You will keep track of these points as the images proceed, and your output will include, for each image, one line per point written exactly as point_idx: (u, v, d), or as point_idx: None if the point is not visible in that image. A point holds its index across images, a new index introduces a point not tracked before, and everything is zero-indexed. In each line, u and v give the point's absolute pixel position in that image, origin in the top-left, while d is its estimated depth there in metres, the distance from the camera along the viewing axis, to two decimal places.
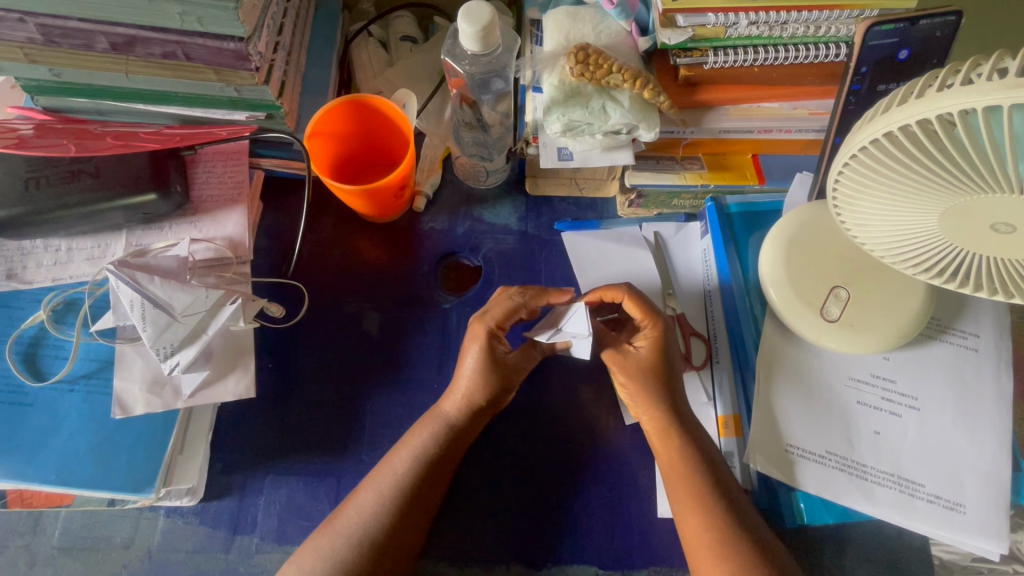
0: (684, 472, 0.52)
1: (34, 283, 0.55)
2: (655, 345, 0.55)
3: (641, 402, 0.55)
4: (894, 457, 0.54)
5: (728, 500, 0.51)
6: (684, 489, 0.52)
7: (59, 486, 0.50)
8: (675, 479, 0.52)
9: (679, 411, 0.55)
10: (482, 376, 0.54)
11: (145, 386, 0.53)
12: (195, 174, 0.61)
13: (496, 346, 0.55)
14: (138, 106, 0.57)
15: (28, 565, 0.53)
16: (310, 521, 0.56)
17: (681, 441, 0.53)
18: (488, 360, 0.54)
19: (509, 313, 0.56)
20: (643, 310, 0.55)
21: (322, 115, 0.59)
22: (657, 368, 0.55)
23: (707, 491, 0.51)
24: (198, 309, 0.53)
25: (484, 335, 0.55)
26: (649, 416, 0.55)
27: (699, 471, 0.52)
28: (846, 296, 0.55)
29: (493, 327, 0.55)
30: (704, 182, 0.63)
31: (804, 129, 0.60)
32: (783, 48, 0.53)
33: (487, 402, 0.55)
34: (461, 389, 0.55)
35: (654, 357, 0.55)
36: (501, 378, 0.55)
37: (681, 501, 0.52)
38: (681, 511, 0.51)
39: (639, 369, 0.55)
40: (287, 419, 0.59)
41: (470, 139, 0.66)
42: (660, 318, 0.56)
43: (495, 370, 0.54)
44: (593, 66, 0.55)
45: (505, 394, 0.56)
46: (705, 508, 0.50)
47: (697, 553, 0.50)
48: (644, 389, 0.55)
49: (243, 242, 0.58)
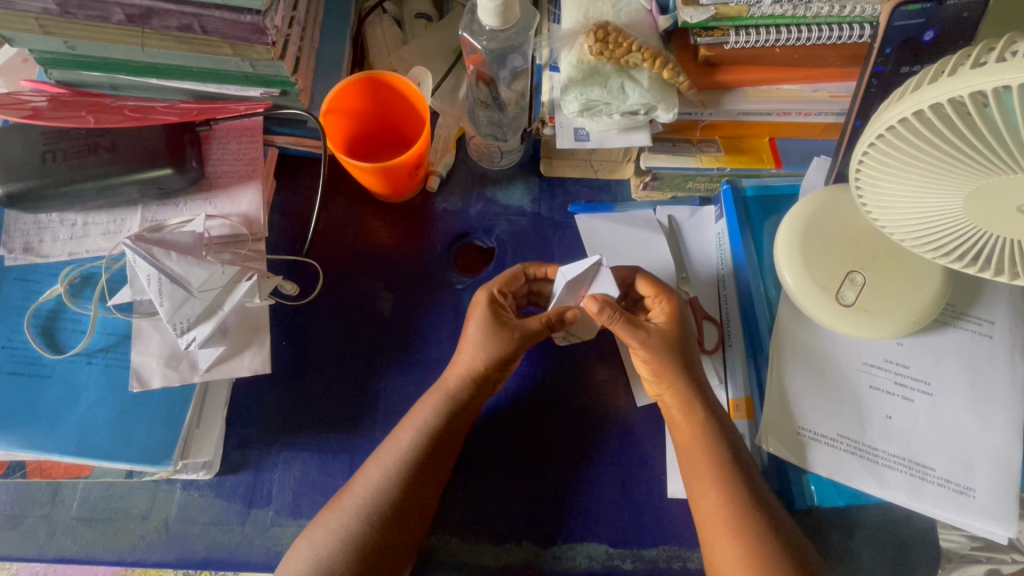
0: (703, 449, 0.52)
1: (51, 256, 0.56)
2: (672, 317, 0.56)
3: (663, 377, 0.55)
4: (905, 440, 0.54)
5: (746, 478, 0.51)
6: (702, 464, 0.52)
7: (78, 457, 0.51)
8: (694, 456, 0.53)
9: (699, 385, 0.55)
10: (485, 342, 0.55)
11: (162, 360, 0.53)
12: (210, 150, 0.60)
13: (497, 311, 0.56)
14: (152, 80, 0.57)
15: (47, 534, 0.54)
16: (324, 495, 0.56)
17: (701, 416, 0.54)
18: (491, 323, 0.55)
19: (509, 279, 0.58)
20: (655, 284, 0.58)
21: (338, 92, 0.58)
22: (675, 341, 0.55)
23: (726, 468, 0.51)
24: (214, 284, 0.53)
25: (486, 301, 0.56)
26: (669, 393, 0.55)
27: (718, 447, 0.52)
28: (862, 280, 0.55)
29: (494, 293, 0.57)
30: (720, 165, 0.63)
31: (823, 112, 0.60)
32: (807, 28, 0.53)
33: (494, 367, 0.55)
34: (465, 353, 0.55)
35: (672, 331, 0.56)
36: (504, 342, 0.55)
37: (698, 476, 0.52)
38: (697, 486, 0.52)
39: (660, 340, 0.55)
40: (301, 395, 0.59)
41: (485, 118, 0.67)
42: (673, 293, 0.57)
43: (496, 332, 0.55)
44: (613, 44, 0.55)
45: (509, 359, 0.56)
46: (722, 485, 0.51)
47: (712, 530, 0.50)
48: (666, 363, 0.54)
49: (258, 219, 0.58)
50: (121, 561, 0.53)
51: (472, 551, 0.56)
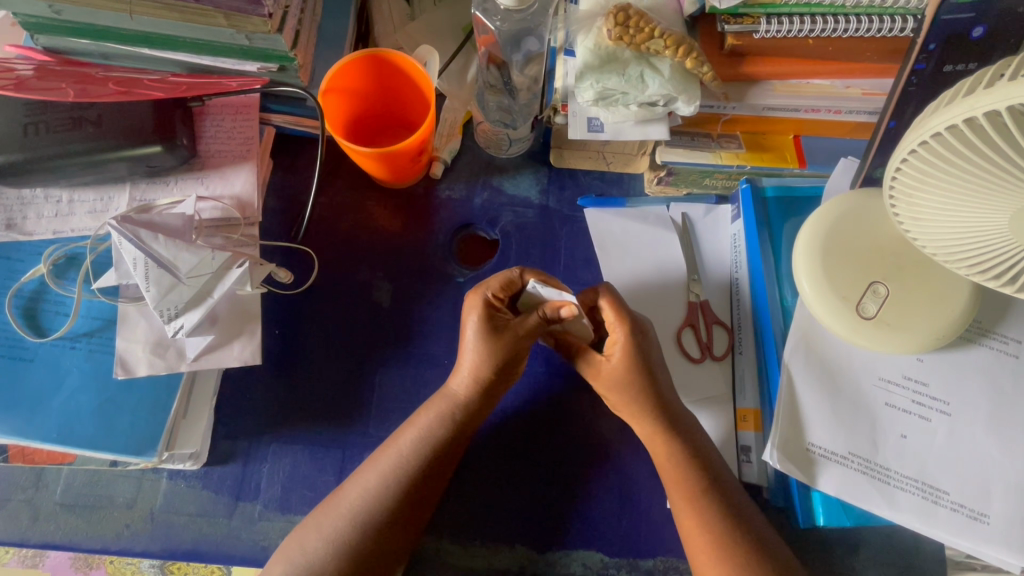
0: (679, 475, 0.51)
1: (35, 234, 0.53)
2: (628, 354, 0.52)
3: (627, 411, 0.53)
4: (919, 461, 0.52)
5: (730, 501, 0.50)
6: (678, 491, 0.51)
7: (60, 445, 0.49)
8: (671, 483, 0.51)
9: (671, 414, 0.53)
10: (483, 345, 0.52)
11: (148, 347, 0.51)
12: (203, 127, 0.57)
13: (493, 315, 0.53)
14: (144, 51, 0.53)
15: (30, 518, 0.53)
16: (314, 491, 0.55)
17: (672, 443, 0.52)
18: (490, 329, 0.52)
19: (506, 283, 0.54)
20: (607, 318, 0.53)
21: (338, 70, 0.55)
22: (628, 379, 0.52)
23: (703, 496, 0.50)
24: (204, 270, 0.51)
25: (480, 304, 0.53)
26: (637, 422, 0.53)
27: (693, 474, 0.51)
28: (884, 293, 0.52)
29: (489, 296, 0.54)
30: (740, 162, 0.60)
31: (855, 110, 0.56)
32: (845, 18, 0.49)
33: (498, 372, 0.53)
34: (465, 362, 0.53)
35: (624, 368, 0.52)
36: (506, 346, 0.52)
37: (677, 501, 0.50)
38: (679, 512, 0.50)
39: (612, 380, 0.53)
40: (294, 387, 0.58)
41: (494, 104, 0.63)
42: (624, 326, 0.53)
43: (496, 335, 0.52)
44: (634, 29, 0.51)
45: (513, 362, 0.53)
46: (700, 512, 0.49)
47: (698, 555, 0.49)
48: (625, 400, 0.53)
49: (251, 202, 0.56)
50: (104, 549, 0.52)
51: (464, 554, 0.54)
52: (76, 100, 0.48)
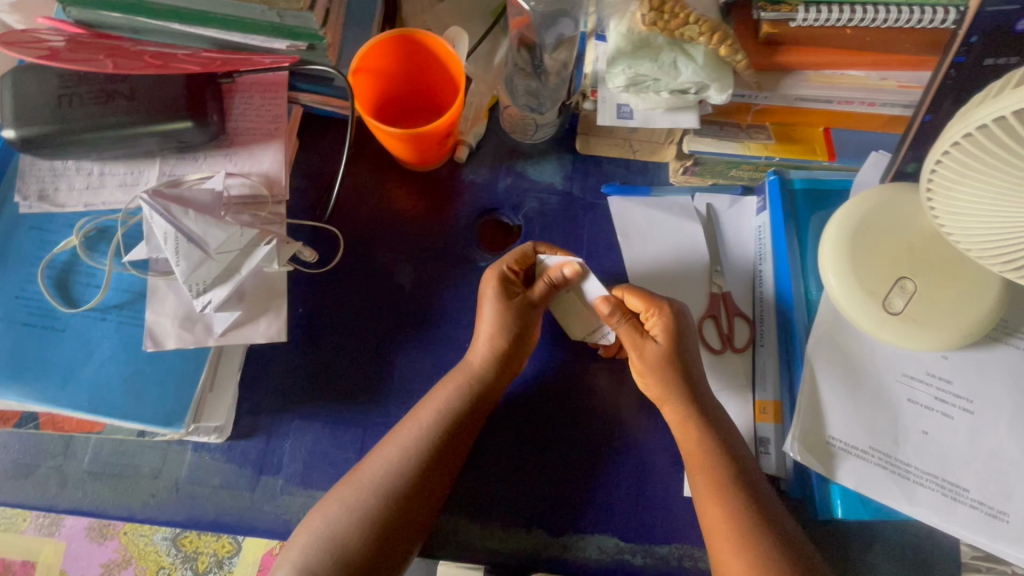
0: (708, 463, 0.51)
1: (66, 207, 0.53)
2: (670, 333, 0.54)
3: (660, 393, 0.54)
4: (940, 458, 0.52)
5: (750, 489, 0.50)
6: (704, 476, 0.51)
7: (91, 414, 0.49)
8: (697, 470, 0.52)
9: (699, 400, 0.54)
10: (500, 317, 0.54)
11: (177, 320, 0.51)
12: (232, 104, 0.57)
13: (509, 288, 0.56)
14: (174, 25, 0.54)
15: (59, 485, 0.54)
16: (335, 468, 0.56)
17: (701, 430, 0.53)
18: (507, 302, 0.55)
19: (521, 257, 0.56)
20: (647, 300, 0.55)
21: (367, 50, 0.54)
22: (672, 357, 0.54)
23: (733, 484, 0.50)
24: (232, 248, 0.51)
25: (497, 277, 0.55)
26: (668, 406, 0.54)
27: (719, 460, 0.51)
28: (912, 288, 0.52)
29: (505, 270, 0.56)
30: (769, 153, 0.59)
31: (889, 103, 0.56)
32: (886, 8, 0.48)
33: (513, 342, 0.55)
34: (482, 334, 0.55)
35: (670, 347, 0.54)
36: (521, 313, 0.55)
37: (700, 491, 0.51)
38: (701, 499, 0.51)
39: (655, 359, 0.54)
40: (316, 365, 0.58)
41: (523, 87, 0.62)
42: (665, 306, 0.55)
43: (512, 306, 0.55)
44: (669, 15, 0.49)
45: (527, 331, 0.55)
46: (727, 499, 0.50)
47: (719, 541, 0.49)
48: (664, 380, 0.54)
49: (279, 179, 0.56)
50: (130, 517, 0.53)
51: (481, 535, 0.55)
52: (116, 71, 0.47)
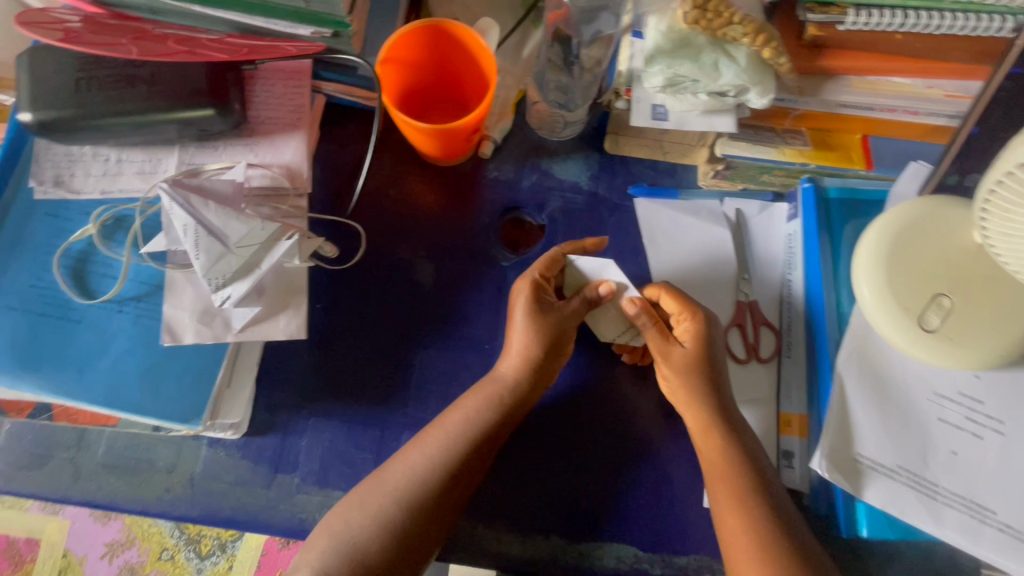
0: (727, 476, 0.50)
1: (83, 193, 0.52)
2: (700, 336, 0.54)
3: (684, 398, 0.54)
4: (969, 479, 0.51)
5: (773, 502, 0.49)
6: (723, 487, 0.50)
7: (106, 408, 0.48)
8: (716, 480, 0.51)
9: (725, 407, 0.53)
10: (533, 327, 0.54)
11: (195, 315, 0.50)
12: (253, 91, 0.55)
13: (542, 295, 0.55)
14: (195, 8, 0.50)
15: (72, 477, 0.53)
16: (351, 468, 0.55)
17: (721, 440, 0.52)
18: (541, 311, 0.54)
19: (550, 262, 0.56)
20: (681, 301, 0.55)
21: (397, 39, 0.53)
22: (701, 361, 0.54)
23: (750, 496, 0.49)
24: (253, 241, 0.50)
25: (530, 286, 0.55)
26: (691, 412, 0.53)
27: (739, 471, 0.50)
28: (949, 306, 0.51)
29: (537, 277, 0.56)
30: (804, 159, 0.58)
31: (932, 112, 0.54)
32: (941, 14, 0.46)
33: (546, 354, 0.54)
34: (515, 346, 0.54)
35: (699, 351, 0.54)
36: (555, 325, 0.54)
37: (720, 499, 0.50)
38: (720, 510, 0.50)
39: (683, 362, 0.54)
40: (334, 362, 0.57)
41: (553, 83, 0.60)
42: (700, 310, 0.55)
43: (546, 317, 0.54)
44: (712, 13, 0.47)
45: (559, 342, 0.55)
46: (741, 509, 0.49)
47: (731, 549, 0.48)
48: (688, 383, 0.53)
49: (301, 172, 0.54)
50: (144, 512, 0.53)
51: (499, 540, 0.54)
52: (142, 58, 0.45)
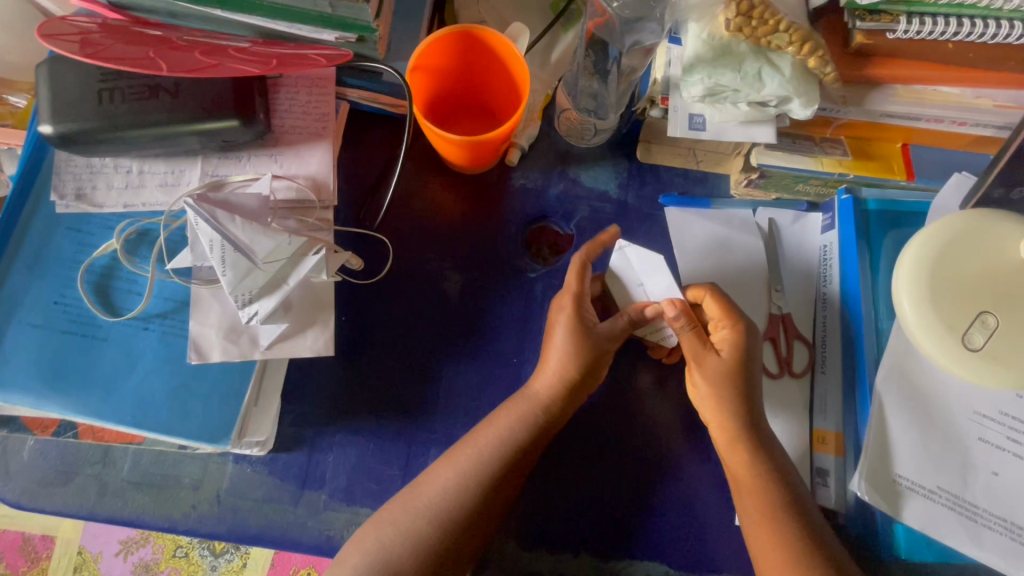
0: (759, 493, 0.49)
1: (105, 207, 0.50)
2: (737, 345, 0.52)
3: (714, 410, 0.52)
4: (1010, 501, 0.50)
5: (806, 520, 0.48)
6: (755, 503, 0.49)
7: (135, 428, 0.47)
8: (746, 495, 0.50)
9: (755, 421, 0.52)
10: (572, 346, 0.52)
11: (222, 332, 0.49)
12: (277, 100, 0.54)
13: (583, 314, 0.53)
14: (217, 12, 0.49)
15: (97, 494, 0.52)
16: (379, 484, 0.54)
17: (757, 457, 0.50)
18: (580, 329, 0.53)
19: (582, 274, 0.54)
20: (723, 308, 0.53)
21: (426, 47, 0.51)
22: (736, 371, 0.52)
23: (783, 513, 0.48)
24: (280, 256, 0.48)
25: (571, 302, 0.53)
26: (721, 424, 0.52)
27: (774, 489, 0.49)
28: (994, 324, 0.49)
29: (578, 292, 0.54)
30: (843, 170, 0.56)
31: (980, 123, 0.52)
32: (996, 22, 0.44)
33: (584, 372, 0.53)
34: (551, 362, 0.53)
35: (735, 361, 0.52)
36: (597, 347, 0.53)
37: (751, 516, 0.49)
38: (750, 526, 0.49)
39: (717, 372, 0.52)
40: (361, 377, 0.56)
41: (585, 90, 0.58)
42: (741, 319, 0.53)
43: (587, 338, 0.52)
44: (756, 20, 0.47)
45: (598, 363, 0.53)
46: (779, 527, 0.48)
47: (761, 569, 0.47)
48: (721, 393, 0.52)
49: (327, 184, 0.53)
50: (171, 528, 0.52)
51: (528, 557, 0.53)
52: (171, 73, 0.43)
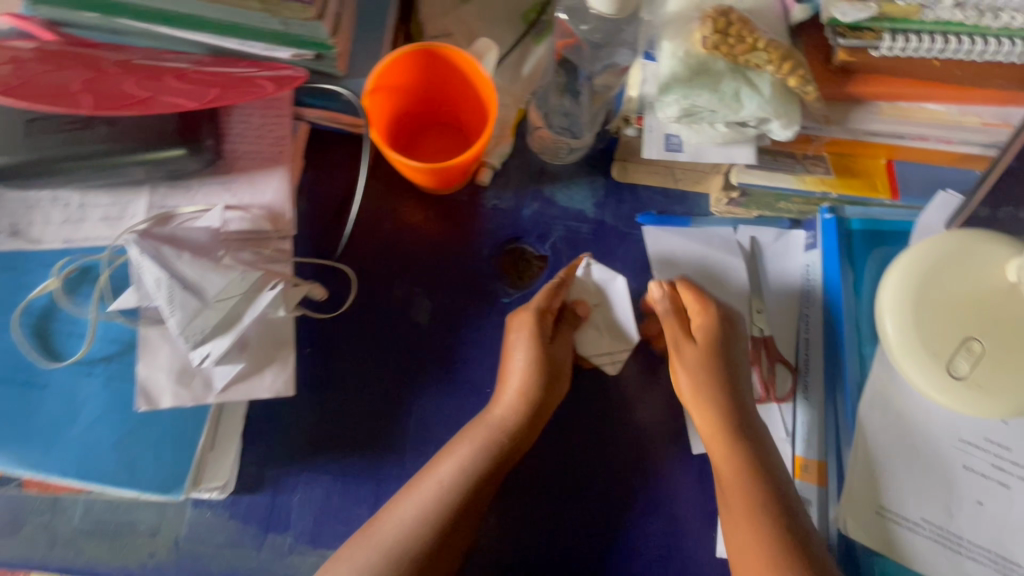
0: (743, 494, 0.47)
1: (43, 243, 0.47)
2: (714, 328, 0.53)
3: (697, 398, 0.51)
4: (995, 531, 0.49)
5: (793, 521, 0.46)
6: (739, 501, 0.47)
7: (79, 481, 0.45)
8: (731, 495, 0.48)
9: (738, 410, 0.51)
10: (533, 370, 0.51)
11: (172, 376, 0.46)
12: (229, 123, 0.50)
13: (542, 330, 0.53)
14: (161, 30, 0.46)
15: (47, 545, 0.50)
16: (347, 525, 0.51)
17: (736, 448, 0.49)
18: (541, 350, 0.52)
19: (551, 293, 0.54)
20: (698, 293, 0.54)
21: (386, 65, 0.48)
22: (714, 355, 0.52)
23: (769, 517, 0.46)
24: (233, 293, 0.45)
25: (532, 318, 0.53)
26: (703, 415, 0.51)
27: (759, 487, 0.47)
28: (979, 351, 0.48)
29: (540, 308, 0.53)
30: (825, 188, 0.54)
31: (967, 141, 0.50)
32: (986, 39, 0.42)
33: (543, 395, 0.51)
34: (512, 383, 0.51)
35: (713, 345, 0.52)
36: (554, 367, 0.52)
37: (735, 515, 0.47)
38: (734, 530, 0.47)
39: (698, 356, 0.52)
40: (327, 411, 0.54)
41: (558, 106, 0.57)
42: (715, 303, 0.54)
43: (545, 360, 0.52)
44: (734, 38, 0.44)
45: (557, 383, 0.52)
46: (757, 525, 0.46)
47: None
48: (702, 379, 0.51)
49: (284, 213, 0.49)
50: None
51: None
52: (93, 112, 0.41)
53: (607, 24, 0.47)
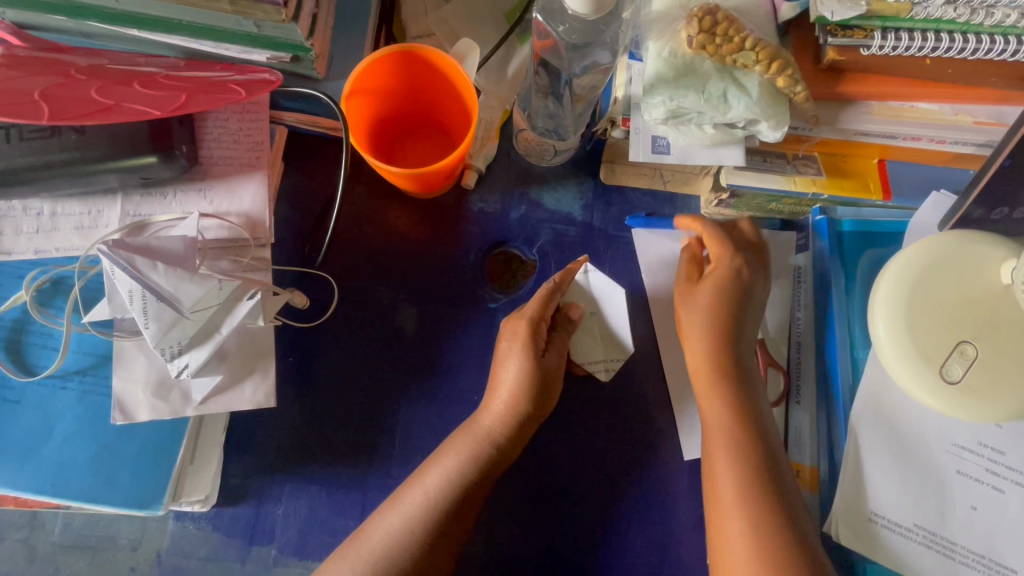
0: (730, 460, 0.46)
1: (14, 253, 0.46)
2: (726, 273, 0.51)
3: (699, 347, 0.50)
4: (989, 537, 0.48)
5: (778, 491, 0.44)
6: (723, 462, 0.46)
7: (54, 498, 0.44)
8: (716, 458, 0.46)
9: (741, 364, 0.49)
10: (525, 381, 0.49)
11: (150, 389, 0.45)
12: (205, 127, 0.49)
13: (539, 342, 0.50)
14: (134, 32, 0.45)
15: (27, 560, 0.49)
16: (333, 536, 0.51)
17: (732, 400, 0.48)
18: (534, 362, 0.50)
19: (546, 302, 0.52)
20: (717, 237, 0.53)
21: (363, 69, 0.47)
22: (722, 301, 0.50)
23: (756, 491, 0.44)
24: (210, 303, 0.44)
25: (527, 331, 0.50)
26: (705, 366, 0.49)
27: (747, 455, 0.46)
28: (973, 355, 0.47)
29: (535, 320, 0.51)
30: (817, 189, 0.53)
31: (961, 141, 0.49)
32: (977, 36, 0.41)
33: (533, 405, 0.50)
34: (503, 394, 0.50)
35: (726, 290, 0.51)
36: (546, 374, 0.50)
37: (716, 479, 0.46)
38: (715, 498, 0.45)
39: (706, 301, 0.51)
40: (311, 421, 0.53)
41: (541, 108, 0.54)
42: (733, 249, 0.52)
43: (535, 370, 0.50)
44: (720, 36, 0.43)
45: (551, 391, 0.51)
46: (738, 470, 0.45)
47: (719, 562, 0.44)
48: (708, 326, 0.50)
49: (262, 221, 0.48)
50: None
51: None
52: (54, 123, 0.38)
53: (584, 25, 0.44)
